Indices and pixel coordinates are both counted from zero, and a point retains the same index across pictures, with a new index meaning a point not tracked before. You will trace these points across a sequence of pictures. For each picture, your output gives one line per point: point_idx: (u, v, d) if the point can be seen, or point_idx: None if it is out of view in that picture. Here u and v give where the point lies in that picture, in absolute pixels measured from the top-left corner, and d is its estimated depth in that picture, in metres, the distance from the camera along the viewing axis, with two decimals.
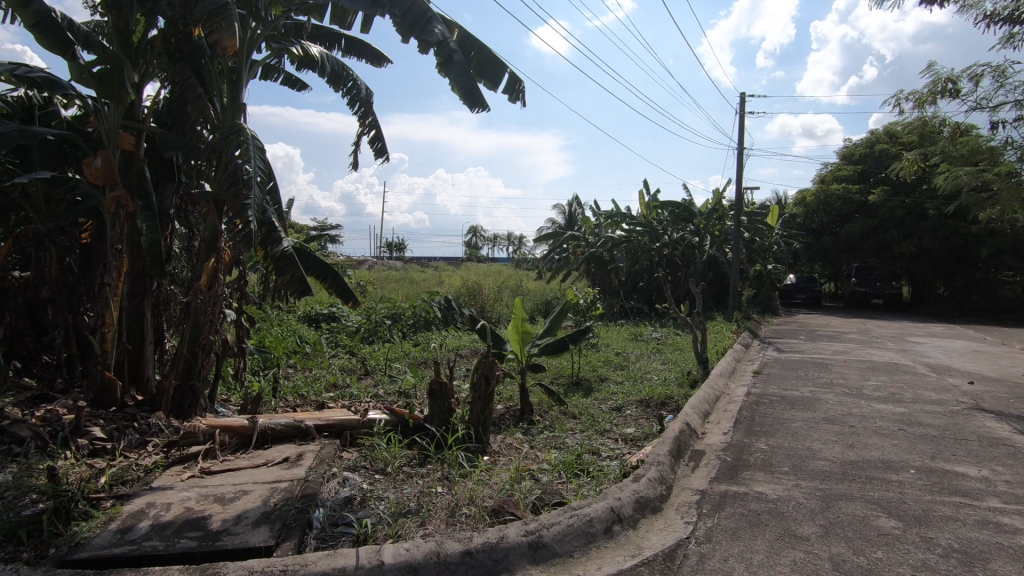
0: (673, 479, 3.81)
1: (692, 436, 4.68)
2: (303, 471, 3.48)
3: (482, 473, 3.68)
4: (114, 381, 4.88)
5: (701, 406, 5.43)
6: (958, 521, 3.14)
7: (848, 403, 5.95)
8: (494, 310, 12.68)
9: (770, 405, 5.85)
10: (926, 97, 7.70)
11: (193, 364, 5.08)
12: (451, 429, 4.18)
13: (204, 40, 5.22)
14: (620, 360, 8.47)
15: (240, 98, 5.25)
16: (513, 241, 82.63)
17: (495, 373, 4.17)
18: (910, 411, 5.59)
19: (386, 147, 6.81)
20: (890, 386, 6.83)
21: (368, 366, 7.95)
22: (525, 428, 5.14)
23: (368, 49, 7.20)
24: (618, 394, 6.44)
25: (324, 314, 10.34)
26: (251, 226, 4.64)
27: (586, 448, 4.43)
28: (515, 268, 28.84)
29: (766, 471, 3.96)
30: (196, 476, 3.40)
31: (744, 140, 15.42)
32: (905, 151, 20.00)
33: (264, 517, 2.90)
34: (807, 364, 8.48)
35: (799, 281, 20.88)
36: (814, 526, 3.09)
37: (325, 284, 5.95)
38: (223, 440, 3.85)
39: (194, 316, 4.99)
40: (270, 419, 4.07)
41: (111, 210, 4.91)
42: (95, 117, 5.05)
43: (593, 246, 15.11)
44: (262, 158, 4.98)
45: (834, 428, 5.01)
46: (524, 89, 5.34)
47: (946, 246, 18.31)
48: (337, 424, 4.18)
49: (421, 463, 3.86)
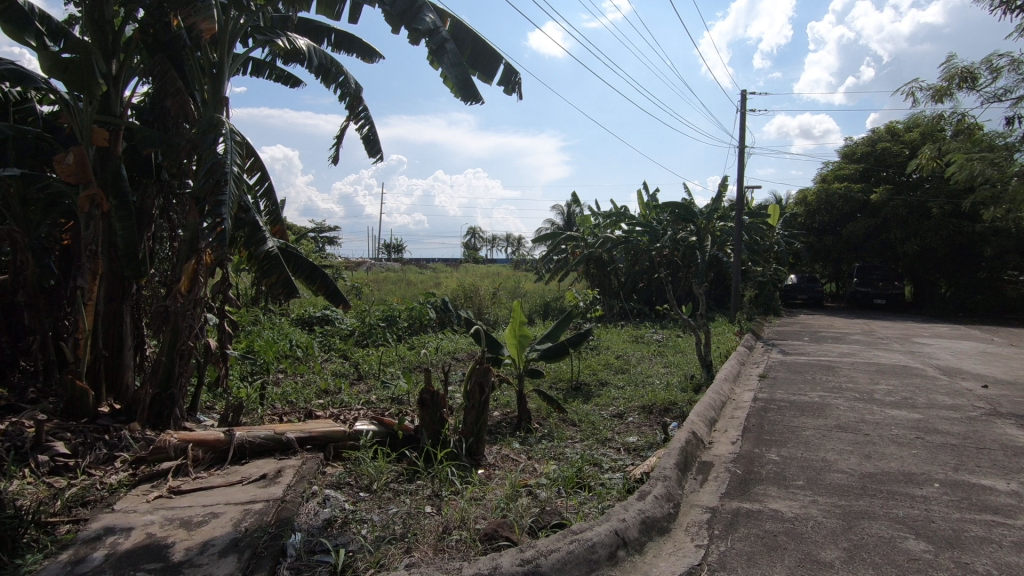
0: (681, 495, 3.54)
1: (699, 446, 4.44)
2: (281, 490, 3.20)
3: (475, 491, 3.43)
4: (86, 390, 4.63)
5: (707, 413, 5.18)
6: (993, 543, 2.88)
7: (860, 409, 5.69)
8: (492, 311, 12.46)
9: (778, 412, 5.59)
10: (943, 90, 7.45)
11: (172, 371, 4.84)
12: (442, 442, 3.92)
13: (183, 31, 4.99)
14: (621, 364, 8.24)
15: (222, 91, 5.02)
16: (512, 242, 82.17)
17: (489, 379, 3.99)
18: (925, 417, 5.34)
19: (378, 142, 6.59)
20: (902, 389, 6.58)
21: (361, 370, 7.70)
22: (522, 438, 4.90)
23: (360, 43, 6.95)
24: (619, 400, 6.18)
25: (318, 317, 10.04)
26: (224, 225, 4.40)
27: (587, 459, 4.18)
28: (514, 268, 28.70)
29: (780, 485, 3.70)
30: (164, 496, 3.11)
31: (744, 139, 15.15)
32: (907, 150, 19.74)
33: (233, 545, 2.62)
34: (814, 367, 8.23)
35: (801, 281, 20.66)
36: (836, 550, 2.83)
37: (313, 286, 5.67)
38: (197, 456, 3.56)
39: (173, 319, 4.76)
40: (248, 432, 3.76)
41: (85, 209, 4.69)
42: (66, 111, 4.80)
43: (592, 245, 14.86)
44: (240, 154, 4.81)
45: (848, 436, 4.75)
46: (519, 80, 5.11)
47: (949, 246, 18.03)
48: (321, 435, 3.89)
49: (410, 478, 3.59)
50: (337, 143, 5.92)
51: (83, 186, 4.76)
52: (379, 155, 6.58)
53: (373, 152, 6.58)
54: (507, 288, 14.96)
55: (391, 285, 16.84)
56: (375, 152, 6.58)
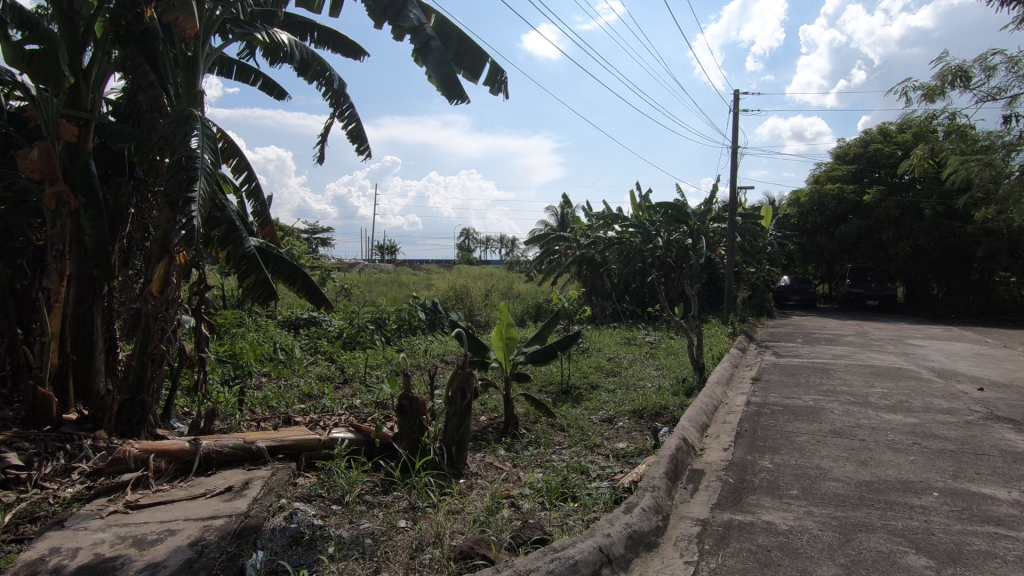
0: (670, 506, 3.38)
1: (690, 453, 4.28)
2: (245, 503, 3.01)
3: (454, 503, 3.26)
4: (49, 397, 4.42)
5: (698, 418, 5.03)
6: (997, 558, 2.73)
7: (854, 413, 5.55)
8: (483, 313, 12.29)
9: (771, 416, 5.44)
10: (935, 89, 7.35)
11: (142, 376, 4.63)
12: (421, 451, 3.75)
13: (156, 22, 4.78)
14: (612, 366, 8.08)
15: (197, 86, 4.82)
16: (505, 243, 81.77)
17: (471, 385, 3.82)
18: (921, 422, 5.21)
19: (364, 139, 6.41)
20: (896, 392, 6.46)
21: (346, 374, 7.52)
22: (508, 444, 4.74)
23: (344, 41, 6.77)
24: (610, 404, 6.02)
25: (304, 319, 9.81)
26: (195, 223, 4.20)
27: (574, 468, 4.01)
28: (508, 270, 28.50)
29: (773, 495, 3.55)
30: (120, 511, 2.92)
31: (737, 139, 15.05)
32: (899, 151, 19.73)
33: (186, 567, 2.44)
34: (808, 369, 8.12)
35: (794, 283, 20.63)
36: (833, 566, 2.67)
37: (292, 287, 5.47)
38: (159, 467, 3.36)
39: (144, 322, 4.55)
40: (215, 440, 3.55)
41: (51, 207, 4.50)
42: (31, 105, 4.59)
43: (584, 247, 14.70)
44: (213, 149, 4.61)
45: (843, 442, 4.61)
46: (505, 80, 4.96)
47: (942, 247, 18.00)
48: (293, 444, 3.70)
49: (386, 489, 3.41)
50: (321, 141, 5.75)
51: (48, 182, 4.59)
52: (366, 152, 6.40)
53: (359, 149, 6.39)
54: (499, 289, 14.79)
55: (382, 287, 16.60)
56: (361, 149, 6.40)
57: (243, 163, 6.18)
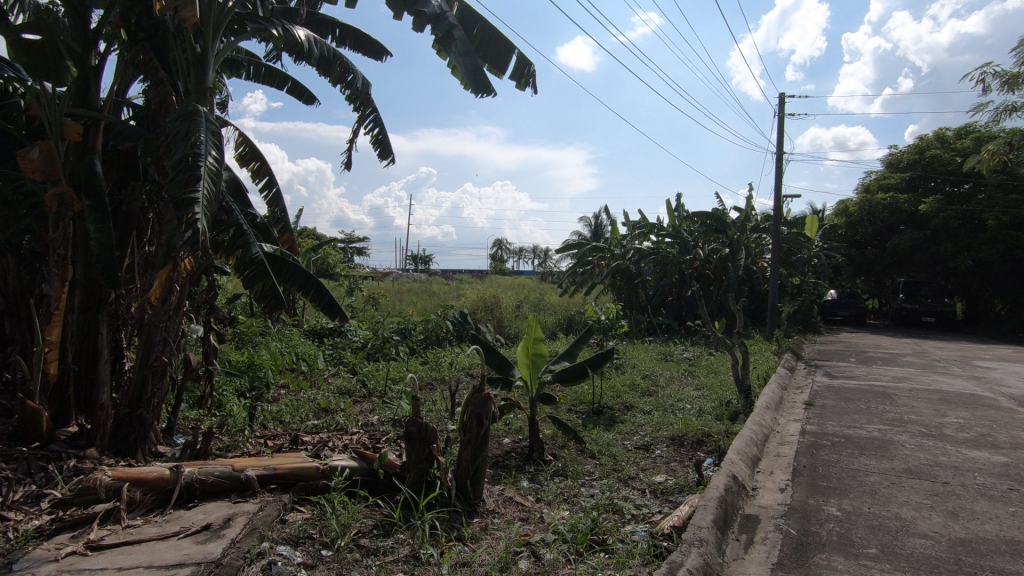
0: (721, 564, 2.83)
1: (740, 495, 3.69)
2: (220, 547, 2.60)
3: (463, 552, 2.79)
4: (41, 411, 4.11)
5: (748, 451, 4.43)
6: None
7: (930, 448, 4.84)
8: (512, 325, 11.84)
9: (832, 450, 4.78)
10: (1019, 76, 6.57)
11: (143, 389, 4.32)
12: (429, 484, 3.29)
13: (167, 16, 4.46)
14: (649, 385, 7.48)
15: (207, 82, 4.50)
16: (538, 253, 81.41)
17: (489, 411, 3.34)
18: (1014, 461, 4.46)
19: (386, 143, 6.06)
20: (975, 424, 5.67)
21: (367, 388, 7.13)
22: (532, 474, 4.23)
23: (368, 40, 6.48)
24: (646, 428, 5.45)
25: (330, 328, 9.49)
26: (199, 226, 3.88)
27: (605, 506, 3.49)
28: (541, 282, 28.16)
29: (847, 554, 2.94)
30: (78, 553, 2.57)
31: (782, 144, 14.27)
32: (959, 157, 18.46)
33: None
34: (868, 393, 7.35)
35: (841, 297, 19.53)
36: None
37: (306, 298, 5.07)
38: (134, 497, 3.00)
39: (145, 332, 4.25)
40: (201, 467, 3.17)
41: (54, 209, 4.22)
42: (36, 102, 4.35)
43: (619, 257, 14.14)
44: (220, 146, 4.30)
45: (923, 485, 3.94)
46: (532, 73, 4.56)
47: (1008, 260, 16.65)
48: (287, 474, 3.28)
49: (386, 531, 2.94)
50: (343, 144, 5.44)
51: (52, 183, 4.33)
52: (388, 157, 6.05)
53: (381, 154, 6.06)
54: (530, 300, 14.31)
55: (413, 296, 16.36)
56: (384, 154, 6.06)
57: (263, 167, 5.90)
